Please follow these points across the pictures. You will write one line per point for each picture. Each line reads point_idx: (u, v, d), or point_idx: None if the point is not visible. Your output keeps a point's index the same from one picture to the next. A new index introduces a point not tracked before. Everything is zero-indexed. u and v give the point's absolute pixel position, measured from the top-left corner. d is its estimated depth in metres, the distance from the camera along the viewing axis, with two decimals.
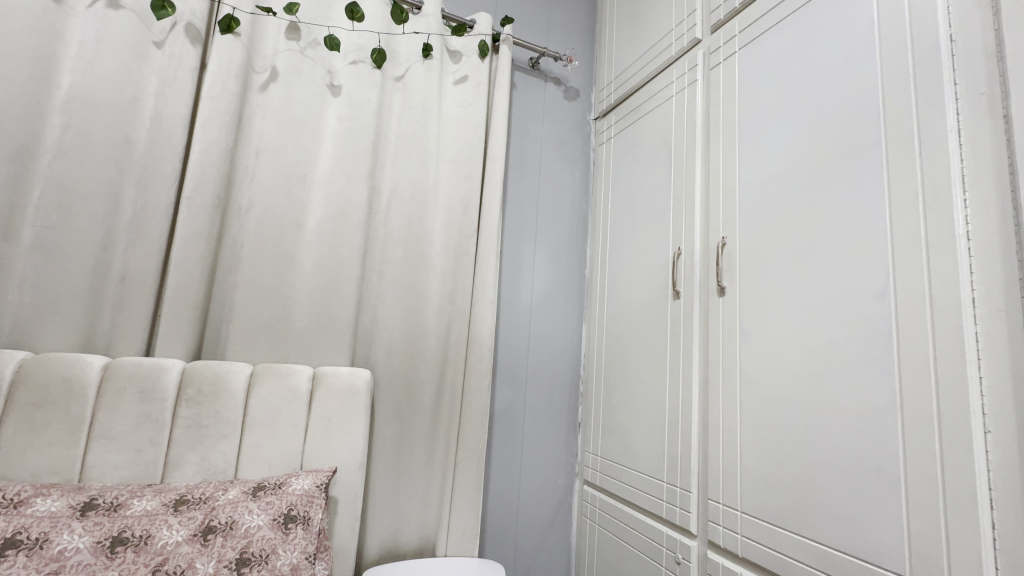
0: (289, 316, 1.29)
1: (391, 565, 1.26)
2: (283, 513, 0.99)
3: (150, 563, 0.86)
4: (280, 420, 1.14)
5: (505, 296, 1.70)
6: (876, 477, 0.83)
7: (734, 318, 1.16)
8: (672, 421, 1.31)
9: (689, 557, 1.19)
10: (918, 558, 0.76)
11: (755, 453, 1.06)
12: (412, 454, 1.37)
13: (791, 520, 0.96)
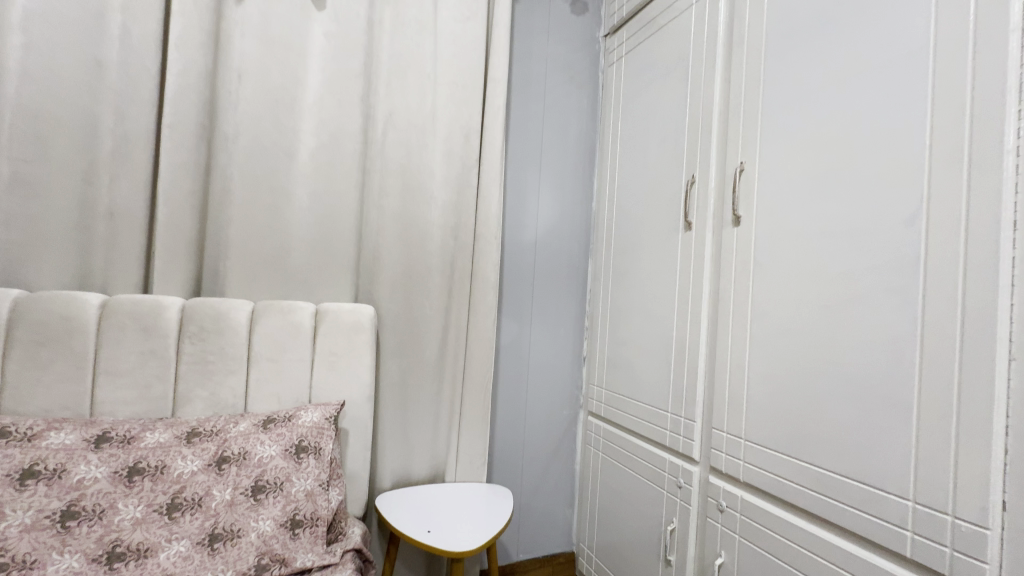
0: (288, 252, 1.24)
1: (403, 491, 1.31)
2: (295, 444, 1.01)
3: (168, 491, 0.89)
4: (285, 356, 1.13)
5: (509, 230, 1.65)
6: (887, 406, 0.82)
7: (748, 248, 1.11)
8: (679, 354, 1.30)
9: (691, 482, 1.23)
10: (924, 482, 0.76)
11: (763, 383, 1.05)
12: (419, 388, 1.38)
13: (796, 448, 0.97)
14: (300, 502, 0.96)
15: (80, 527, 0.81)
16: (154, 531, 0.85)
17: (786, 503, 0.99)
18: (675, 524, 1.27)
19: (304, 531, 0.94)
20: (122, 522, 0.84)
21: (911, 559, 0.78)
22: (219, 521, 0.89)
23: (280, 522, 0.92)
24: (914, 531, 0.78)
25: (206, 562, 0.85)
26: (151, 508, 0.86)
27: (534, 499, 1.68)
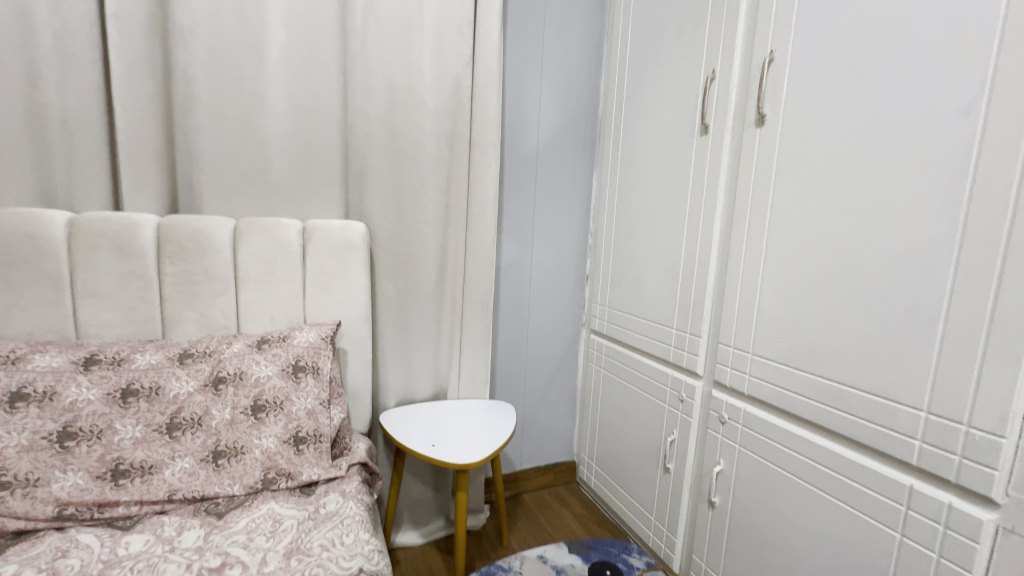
0: (267, 165, 1.13)
1: (408, 407, 1.32)
2: (292, 364, 0.99)
3: (166, 411, 0.87)
4: (275, 276, 1.08)
5: (509, 141, 1.52)
6: (910, 317, 0.77)
7: (771, 151, 1.01)
8: (688, 270, 1.25)
9: (693, 396, 1.23)
10: (941, 392, 0.74)
11: (777, 297, 1.01)
12: (418, 309, 1.34)
13: (806, 361, 0.95)
14: (302, 420, 0.95)
15: (80, 447, 0.80)
16: (156, 449, 0.84)
17: (790, 414, 0.99)
18: (675, 435, 1.29)
19: (308, 447, 0.94)
20: (122, 442, 0.83)
21: (917, 466, 0.77)
22: (221, 439, 0.89)
23: (283, 439, 0.92)
24: (923, 440, 0.76)
25: (212, 478, 0.86)
26: (150, 428, 0.85)
27: (536, 414, 1.72)
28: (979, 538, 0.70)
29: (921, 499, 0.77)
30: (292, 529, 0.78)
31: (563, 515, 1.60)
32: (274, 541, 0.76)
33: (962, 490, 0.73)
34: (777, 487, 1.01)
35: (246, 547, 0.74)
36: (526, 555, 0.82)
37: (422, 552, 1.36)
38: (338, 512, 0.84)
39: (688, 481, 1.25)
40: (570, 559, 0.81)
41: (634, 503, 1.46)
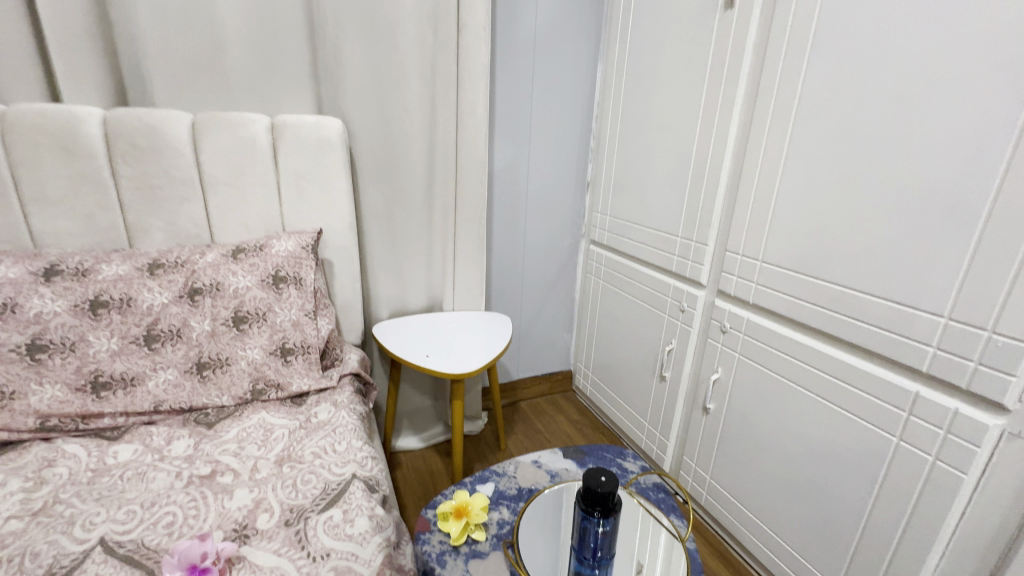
0: (223, 49, 0.98)
1: (401, 319, 1.29)
2: (271, 274, 0.93)
3: (142, 323, 0.83)
4: (246, 180, 0.98)
5: (502, 25, 1.33)
6: (948, 216, 0.70)
7: (808, 26, 0.87)
8: (699, 172, 1.15)
9: (695, 306, 1.19)
10: (968, 297, 0.69)
11: (796, 199, 0.92)
12: (407, 217, 1.25)
13: (820, 267, 0.89)
14: (287, 332, 0.91)
15: (54, 360, 0.76)
16: (136, 361, 0.81)
17: (797, 322, 0.95)
18: (673, 345, 1.27)
19: (296, 358, 0.91)
20: (99, 354, 0.79)
21: (927, 373, 0.75)
22: (204, 351, 0.85)
23: (270, 351, 0.89)
24: (938, 347, 0.73)
25: (198, 389, 0.84)
26: (127, 340, 0.81)
27: (533, 326, 1.70)
28: (982, 442, 0.69)
29: (926, 405, 0.75)
30: (284, 437, 0.77)
31: (559, 421, 1.64)
32: (265, 449, 0.75)
33: (971, 396, 0.71)
34: (775, 394, 1.00)
35: (237, 455, 0.73)
36: (520, 459, 0.81)
37: (422, 456, 1.41)
38: (331, 421, 0.83)
39: (684, 389, 1.26)
40: (565, 464, 0.80)
41: (629, 409, 1.49)
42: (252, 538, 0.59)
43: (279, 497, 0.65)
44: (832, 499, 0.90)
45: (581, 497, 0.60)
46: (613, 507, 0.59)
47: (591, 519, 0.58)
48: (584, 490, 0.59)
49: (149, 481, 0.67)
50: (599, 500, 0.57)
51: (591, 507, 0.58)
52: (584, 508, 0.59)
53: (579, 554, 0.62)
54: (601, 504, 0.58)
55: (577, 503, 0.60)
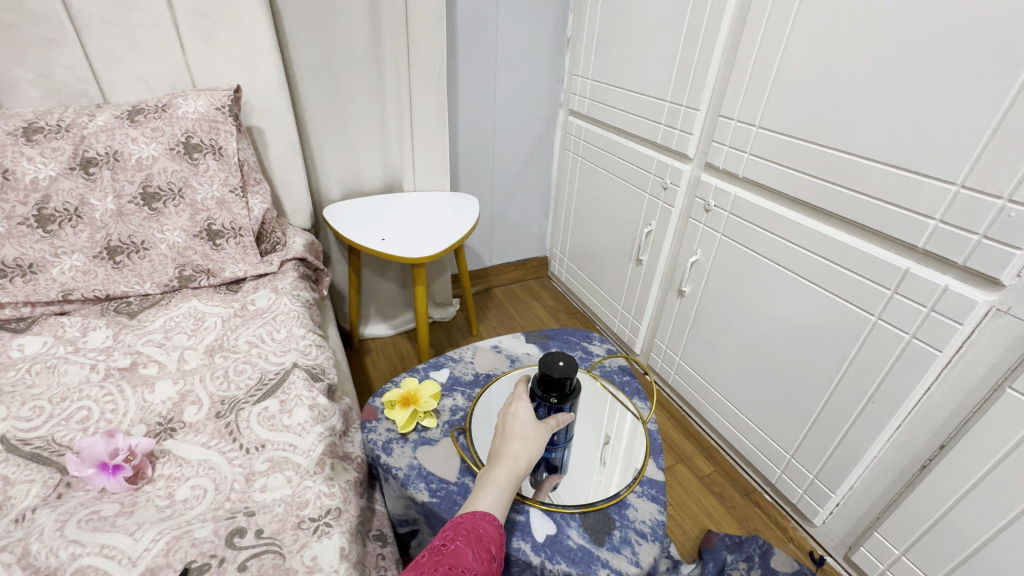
0: None
1: (356, 201, 1.16)
2: (182, 142, 0.77)
3: (28, 201, 0.69)
4: (131, 17, 0.78)
5: None
6: (996, 54, 0.57)
7: None
8: (696, 16, 0.96)
9: (679, 182, 1.08)
10: (990, 160, 0.60)
11: (809, 45, 0.77)
12: (351, 77, 1.06)
13: (824, 131, 0.77)
14: (212, 212, 0.79)
15: None
16: (31, 245, 0.69)
17: (788, 197, 0.86)
18: (653, 226, 1.19)
19: (227, 241, 0.80)
20: None
21: (922, 248, 0.68)
22: (114, 234, 0.74)
23: (193, 233, 0.78)
24: (941, 220, 0.65)
25: (114, 276, 0.74)
26: (14, 221, 0.69)
27: (506, 209, 1.59)
28: (965, 319, 0.65)
29: (914, 283, 0.70)
30: (216, 326, 0.70)
31: (533, 306, 1.62)
32: (195, 339, 0.67)
33: (966, 273, 0.66)
34: (754, 274, 0.94)
35: (163, 346, 0.66)
36: (480, 344, 0.76)
37: (392, 342, 1.38)
38: (270, 308, 0.75)
39: (661, 272, 1.20)
40: (527, 348, 0.76)
41: (603, 294, 1.45)
42: (178, 432, 0.54)
43: (209, 390, 0.59)
44: (799, 377, 0.90)
45: (536, 383, 0.55)
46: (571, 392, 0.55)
47: (550, 404, 0.54)
48: (541, 377, 0.54)
49: (60, 374, 0.60)
50: (557, 387, 0.53)
51: (547, 394, 0.54)
52: (540, 397, 0.55)
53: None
54: (559, 391, 0.54)
55: (532, 390, 0.56)
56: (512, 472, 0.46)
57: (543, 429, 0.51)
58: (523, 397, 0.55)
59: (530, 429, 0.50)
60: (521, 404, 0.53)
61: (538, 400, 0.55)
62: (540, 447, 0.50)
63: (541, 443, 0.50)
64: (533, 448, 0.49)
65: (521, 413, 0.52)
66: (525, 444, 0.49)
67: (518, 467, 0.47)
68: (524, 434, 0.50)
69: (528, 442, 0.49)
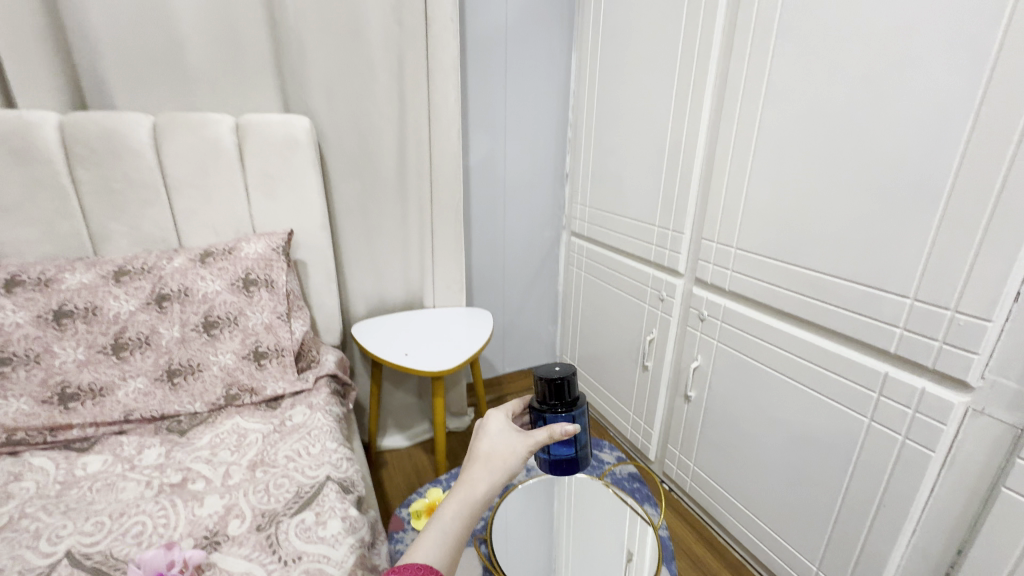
0: (180, 48, 0.95)
1: (381, 318, 1.28)
2: (242, 277, 0.91)
3: (109, 332, 0.81)
4: (210, 180, 0.96)
5: (471, 17, 1.31)
6: (916, 194, 0.70)
7: (773, 10, 0.87)
8: (673, 160, 1.14)
9: (674, 294, 1.19)
10: (933, 277, 0.69)
11: (767, 184, 0.92)
12: (382, 214, 1.24)
13: (792, 252, 0.89)
14: (260, 335, 0.90)
15: (18, 373, 0.75)
16: (104, 371, 0.80)
17: (772, 308, 0.95)
18: (654, 334, 1.28)
19: (270, 361, 0.90)
20: (65, 365, 0.78)
21: (895, 353, 0.75)
22: (174, 358, 0.84)
23: (242, 355, 0.88)
24: (905, 328, 0.74)
25: (170, 396, 0.82)
26: (94, 349, 0.80)
27: (517, 319, 1.70)
28: (948, 420, 0.70)
29: (895, 386, 0.76)
30: (257, 442, 0.77)
31: None
32: (238, 454, 0.74)
33: (938, 376, 0.72)
34: (754, 380, 1.01)
35: (210, 462, 0.72)
36: None
37: (409, 454, 1.41)
38: (306, 423, 0.82)
39: (666, 377, 1.26)
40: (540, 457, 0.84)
41: (614, 399, 1.50)
42: (222, 545, 0.58)
43: (251, 503, 0.64)
44: (811, 482, 0.91)
45: (536, 399, 0.60)
46: (572, 400, 0.60)
47: (551, 415, 0.59)
48: (539, 391, 0.60)
49: (118, 491, 0.66)
50: (555, 393, 0.59)
51: (549, 404, 0.59)
52: (541, 411, 0.59)
53: (549, 457, 0.62)
54: (559, 397, 0.59)
55: (533, 404, 0.61)
56: (467, 502, 0.41)
57: (513, 450, 0.46)
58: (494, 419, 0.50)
59: (494, 455, 0.45)
60: (492, 424, 0.49)
61: (539, 418, 0.59)
62: (505, 472, 0.45)
63: (506, 470, 0.45)
64: (497, 477, 0.44)
65: (492, 433, 0.48)
66: (484, 472, 0.44)
67: (474, 496, 0.42)
68: (487, 457, 0.45)
69: (492, 468, 0.44)
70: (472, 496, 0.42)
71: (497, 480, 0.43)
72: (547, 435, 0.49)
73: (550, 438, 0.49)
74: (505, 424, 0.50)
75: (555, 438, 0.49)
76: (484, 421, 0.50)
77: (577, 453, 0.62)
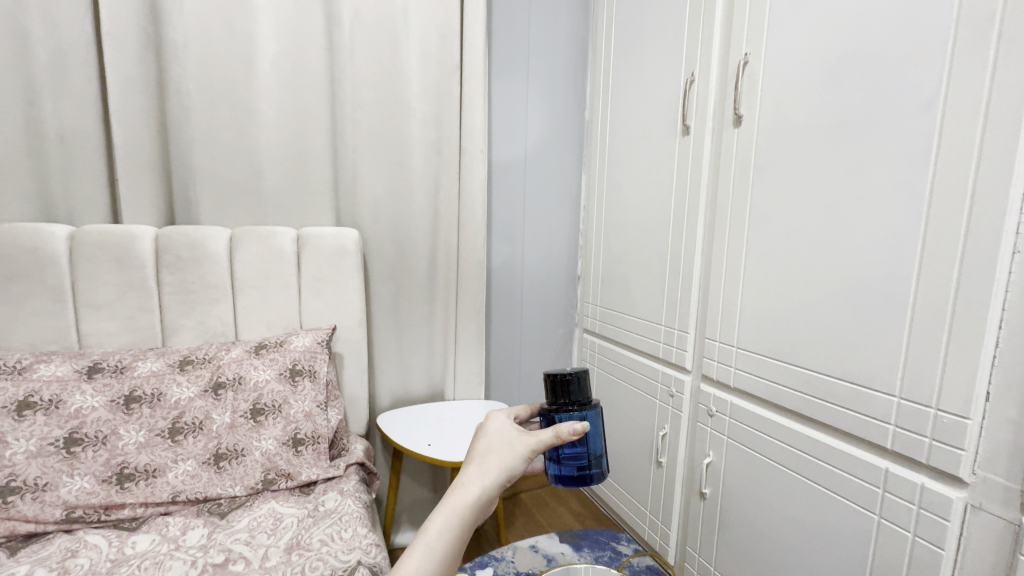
0: (260, 175, 1.16)
1: (404, 409, 1.35)
2: (289, 368, 1.02)
3: (168, 417, 0.90)
4: (269, 283, 1.11)
5: (496, 147, 1.56)
6: (885, 305, 0.80)
7: (748, 151, 1.06)
8: (674, 266, 1.28)
9: (683, 390, 1.26)
10: (912, 377, 0.77)
11: (759, 292, 1.04)
12: (412, 312, 1.38)
13: (787, 353, 0.98)
14: (300, 423, 0.98)
15: (86, 453, 0.83)
16: (160, 453, 0.87)
17: (776, 405, 1.02)
18: (666, 429, 1.32)
19: (307, 448, 0.97)
20: (126, 447, 0.86)
21: (892, 450, 0.81)
22: (223, 442, 0.92)
23: (283, 441, 0.95)
24: (897, 425, 0.80)
25: (215, 479, 0.89)
26: (153, 433, 0.88)
27: None
28: (949, 516, 0.73)
29: (896, 482, 0.80)
30: (293, 526, 0.81)
31: (561, 513, 1.62)
32: (275, 537, 0.78)
33: (934, 472, 0.76)
34: (765, 476, 1.04)
35: (249, 544, 0.77)
36: (518, 544, 0.87)
37: None
38: (337, 509, 0.87)
39: (681, 474, 1.28)
40: (561, 548, 0.86)
41: (630, 498, 1.49)
42: None
43: None
44: None
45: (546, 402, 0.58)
46: (581, 400, 0.59)
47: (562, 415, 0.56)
48: (548, 390, 0.60)
49: (165, 570, 0.70)
50: (563, 389, 0.59)
51: (558, 402, 0.59)
52: (549, 408, 0.58)
53: (554, 455, 0.56)
54: (568, 392, 0.59)
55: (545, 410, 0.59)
56: (456, 511, 0.41)
57: (509, 455, 0.44)
58: (493, 420, 0.48)
59: (487, 462, 0.44)
60: (492, 425, 0.48)
61: (548, 416, 0.57)
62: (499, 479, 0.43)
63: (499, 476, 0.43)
64: (488, 483, 0.42)
65: (490, 434, 0.47)
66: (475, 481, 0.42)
67: (464, 506, 0.41)
68: (479, 462, 0.44)
69: (485, 471, 0.43)
70: (460, 503, 0.41)
71: (490, 483, 0.42)
72: (551, 436, 0.45)
73: (555, 440, 0.45)
74: (508, 423, 0.48)
75: (561, 439, 0.45)
76: (485, 421, 0.49)
77: (587, 459, 0.56)
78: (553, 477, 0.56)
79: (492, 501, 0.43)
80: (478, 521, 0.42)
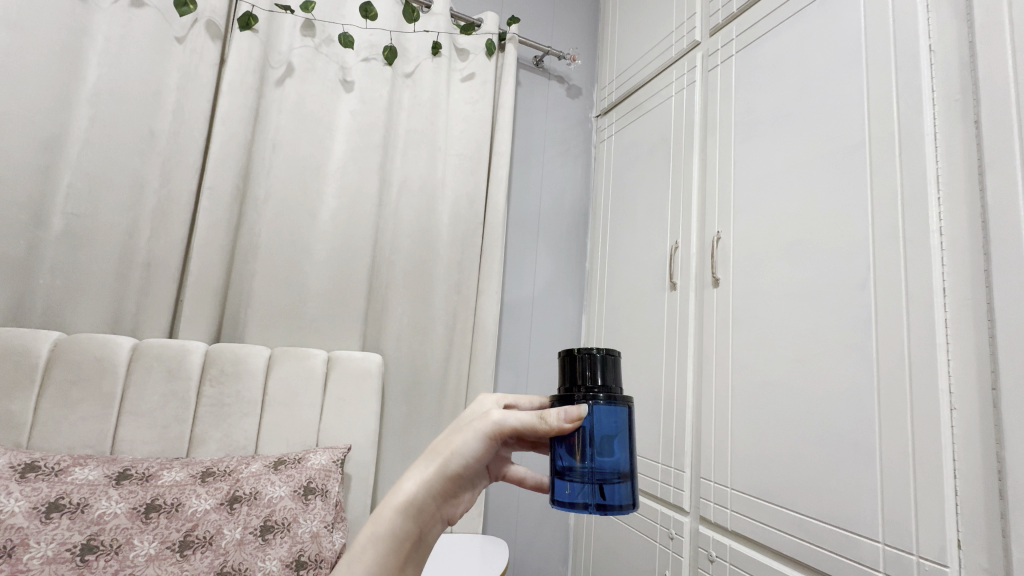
0: (304, 302, 1.33)
1: None
2: (303, 485, 1.06)
3: (182, 529, 0.92)
4: (296, 400, 1.20)
5: (508, 288, 1.77)
6: (857, 452, 0.90)
7: (727, 307, 1.24)
8: (668, 405, 1.38)
9: (682, 532, 1.27)
10: (891, 525, 0.83)
11: (745, 434, 1.13)
12: (419, 436, 1.43)
13: (776, 495, 1.04)
14: (305, 544, 0.98)
15: (98, 561, 0.83)
16: (166, 568, 0.87)
17: (774, 551, 1.03)
18: None
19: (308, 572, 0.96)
20: (137, 558, 0.86)
21: None
22: (228, 559, 0.91)
23: (286, 563, 0.94)
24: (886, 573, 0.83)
25: None
26: (164, 544, 0.89)
27: (527, 553, 1.69)
28: None
29: None
30: None
31: None
32: None
33: None
34: None
35: None
36: None
37: None
38: None
39: None
40: None
41: None
42: None
43: None
44: None
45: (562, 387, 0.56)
46: (604, 388, 0.54)
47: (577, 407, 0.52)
48: (563, 370, 0.56)
49: None
50: (585, 374, 0.55)
51: (574, 385, 0.55)
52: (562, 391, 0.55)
53: (561, 467, 0.51)
54: (589, 377, 0.55)
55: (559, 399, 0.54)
56: (396, 503, 0.40)
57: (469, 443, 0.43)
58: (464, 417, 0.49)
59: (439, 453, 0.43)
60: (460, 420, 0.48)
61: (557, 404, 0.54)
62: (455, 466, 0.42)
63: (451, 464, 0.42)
64: (440, 468, 0.42)
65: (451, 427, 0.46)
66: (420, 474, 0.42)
67: (403, 499, 0.40)
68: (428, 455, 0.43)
69: (434, 459, 0.42)
70: (401, 496, 0.40)
71: (437, 470, 0.42)
72: (530, 420, 0.44)
73: (534, 423, 0.44)
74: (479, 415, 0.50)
75: (544, 424, 0.45)
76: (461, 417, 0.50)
77: (603, 480, 0.51)
78: (559, 495, 0.51)
79: (444, 492, 0.42)
80: (424, 520, 0.41)
